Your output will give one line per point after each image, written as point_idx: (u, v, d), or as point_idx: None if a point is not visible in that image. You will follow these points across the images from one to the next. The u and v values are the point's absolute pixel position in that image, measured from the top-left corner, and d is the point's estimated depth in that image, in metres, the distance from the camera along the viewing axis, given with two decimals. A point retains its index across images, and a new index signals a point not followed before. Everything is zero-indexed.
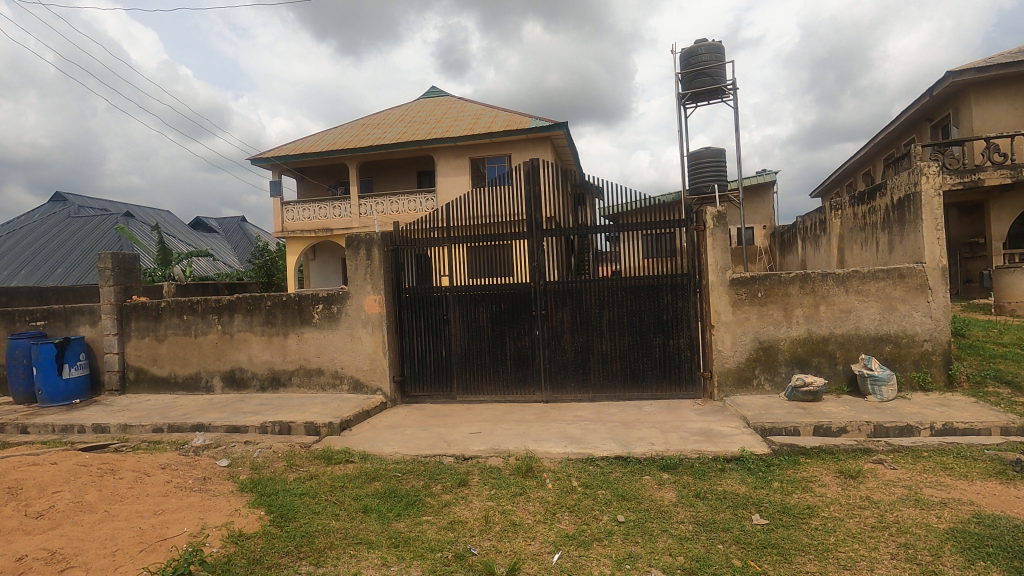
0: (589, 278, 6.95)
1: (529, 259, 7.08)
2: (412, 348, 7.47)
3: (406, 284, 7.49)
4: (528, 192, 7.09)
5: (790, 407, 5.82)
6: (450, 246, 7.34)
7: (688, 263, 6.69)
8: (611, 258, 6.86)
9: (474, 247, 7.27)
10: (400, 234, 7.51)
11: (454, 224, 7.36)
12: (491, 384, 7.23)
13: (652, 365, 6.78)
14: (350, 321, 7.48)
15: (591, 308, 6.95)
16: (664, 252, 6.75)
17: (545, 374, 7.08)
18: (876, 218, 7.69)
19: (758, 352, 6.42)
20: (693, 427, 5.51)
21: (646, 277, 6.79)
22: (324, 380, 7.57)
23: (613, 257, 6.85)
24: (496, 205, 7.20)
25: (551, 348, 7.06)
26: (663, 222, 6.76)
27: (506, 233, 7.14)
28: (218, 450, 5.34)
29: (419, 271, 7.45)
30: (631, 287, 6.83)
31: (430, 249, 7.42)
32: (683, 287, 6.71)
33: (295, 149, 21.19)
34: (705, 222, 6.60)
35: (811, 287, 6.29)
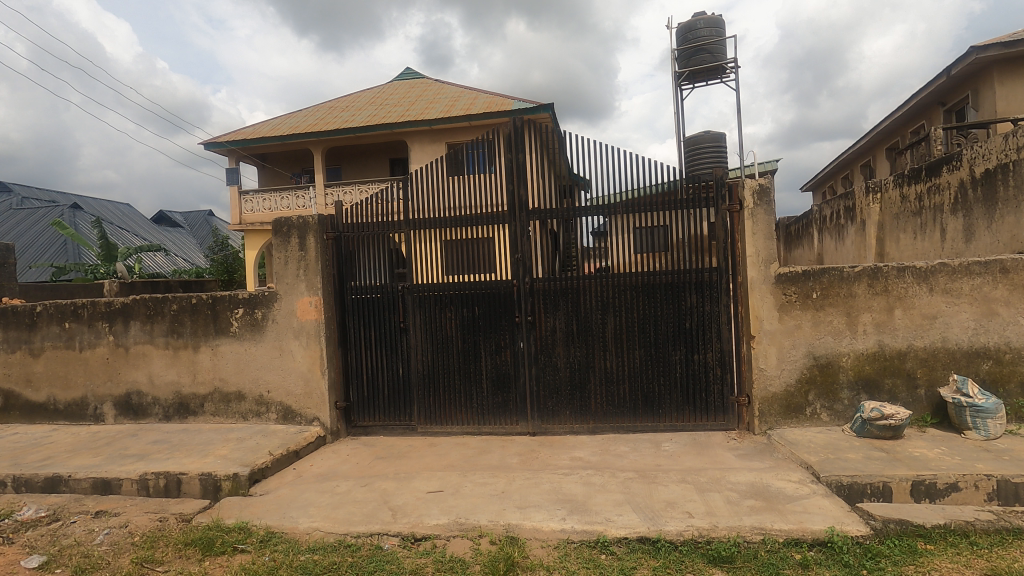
0: (590, 274, 5.33)
1: (511, 250, 5.46)
2: (360, 365, 5.79)
3: (352, 283, 5.79)
4: (510, 160, 5.47)
5: (866, 449, 4.27)
6: (408, 233, 5.68)
7: (718, 255, 5.11)
8: (618, 249, 5.25)
9: (440, 234, 5.63)
10: (346, 217, 5.82)
11: (414, 203, 5.70)
12: (462, 411, 5.60)
13: (671, 388, 5.21)
14: (278, 331, 5.76)
15: (592, 313, 5.33)
16: (688, 240, 5.14)
17: (532, 400, 5.45)
18: (941, 199, 6.19)
19: (812, 372, 4.87)
20: (739, 482, 3.94)
21: (663, 273, 5.19)
22: (245, 408, 5.83)
23: (621, 248, 5.24)
24: (469, 178, 5.56)
25: (539, 366, 5.43)
26: (686, 201, 5.16)
27: (480, 215, 5.51)
28: (49, 529, 3.63)
29: (371, 265, 5.75)
30: (643, 286, 5.23)
31: (385, 238, 5.75)
32: (711, 285, 5.14)
33: (253, 133, 19.23)
34: (741, 201, 5.01)
35: (882, 285, 4.76)
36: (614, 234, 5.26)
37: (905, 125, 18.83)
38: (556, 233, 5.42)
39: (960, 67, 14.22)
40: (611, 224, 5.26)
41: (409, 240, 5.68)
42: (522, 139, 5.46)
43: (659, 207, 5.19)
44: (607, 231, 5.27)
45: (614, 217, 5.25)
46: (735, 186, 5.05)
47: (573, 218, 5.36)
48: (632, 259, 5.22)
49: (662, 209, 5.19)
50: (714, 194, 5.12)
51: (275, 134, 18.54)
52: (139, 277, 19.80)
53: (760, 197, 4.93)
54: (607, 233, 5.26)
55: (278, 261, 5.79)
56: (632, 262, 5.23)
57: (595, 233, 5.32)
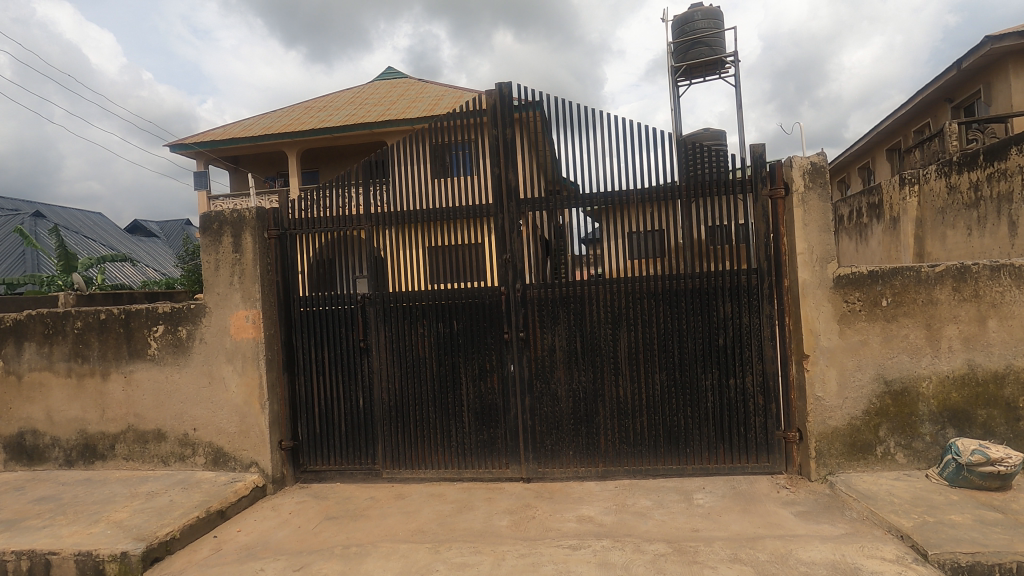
0: (597, 279, 4.25)
1: (498, 249, 4.37)
2: (311, 394, 4.64)
3: (301, 291, 4.66)
4: (497, 136, 4.39)
5: (972, 507, 3.22)
6: (370, 229, 4.57)
7: (759, 254, 4.06)
8: (624, 249, 4.19)
9: (408, 229, 4.52)
10: (291, 210, 4.69)
11: (377, 190, 4.59)
12: (438, 452, 4.48)
13: (700, 421, 4.14)
14: (207, 354, 4.60)
15: (600, 327, 4.25)
16: (720, 235, 4.08)
17: (525, 437, 4.34)
18: (1010, 187, 5.20)
19: (883, 402, 3.81)
20: (815, 563, 2.85)
21: (690, 276, 4.14)
22: (166, 451, 4.65)
23: (629, 248, 4.18)
24: (447, 157, 4.49)
25: (535, 395, 4.32)
26: (717, 184, 4.11)
27: (460, 206, 4.43)
28: None
29: (325, 269, 4.62)
30: (664, 293, 4.17)
31: (340, 234, 4.62)
32: (750, 292, 4.09)
33: (223, 134, 18.02)
34: (789, 184, 3.97)
35: (972, 289, 3.72)
36: (620, 230, 4.20)
37: (908, 125, 18.09)
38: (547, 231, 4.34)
39: (971, 61, 13.45)
40: (616, 220, 4.21)
41: (372, 238, 4.58)
42: (512, 110, 4.39)
43: (682, 192, 4.14)
44: (609, 227, 4.21)
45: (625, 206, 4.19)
46: (780, 165, 4.00)
47: (570, 207, 4.29)
48: (643, 261, 4.15)
49: (686, 195, 4.14)
50: (752, 177, 4.07)
51: (247, 135, 17.36)
52: (99, 288, 18.33)
53: (813, 179, 3.89)
54: (610, 228, 4.20)
55: (206, 267, 4.63)
56: (641, 264, 4.16)
57: (598, 227, 4.25)
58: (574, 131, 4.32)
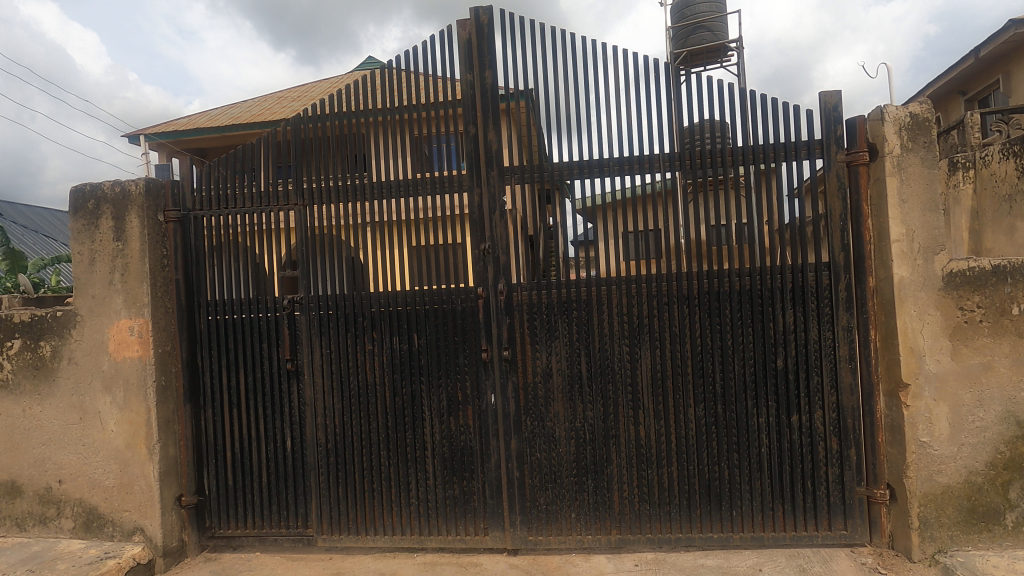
0: (609, 277, 3.10)
1: (474, 236, 3.21)
2: (221, 433, 3.44)
3: (212, 293, 3.47)
4: (473, 82, 3.23)
5: None
6: (304, 210, 3.39)
7: (832, 242, 2.96)
8: (617, 247, 3.09)
9: (353, 210, 3.35)
10: (202, 184, 3.52)
11: (309, 158, 3.42)
12: (392, 512, 3.30)
13: (750, 472, 3.03)
14: (77, 379, 3.37)
15: (612, 343, 3.10)
16: (777, 218, 2.99)
17: (510, 494, 3.18)
18: None
19: (1014, 451, 2.70)
20: None
21: (735, 274, 3.03)
22: (22, 511, 3.42)
23: (623, 248, 3.07)
24: (408, 114, 3.33)
25: (523, 437, 3.17)
26: (773, 147, 3.02)
27: (424, 179, 3.28)
28: None
29: (246, 264, 3.45)
30: (700, 297, 3.05)
31: (262, 216, 3.44)
32: (819, 295, 2.98)
33: (186, 124, 16.68)
34: (878, 144, 2.85)
35: None
36: (612, 225, 3.07)
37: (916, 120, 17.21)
38: (529, 222, 3.15)
39: (991, 48, 12.54)
40: (617, 206, 3.06)
41: (303, 223, 3.40)
42: (494, 47, 3.24)
43: (725, 159, 3.05)
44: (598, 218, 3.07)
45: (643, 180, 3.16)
46: (862, 119, 2.89)
47: (564, 182, 3.16)
48: (644, 262, 3.07)
49: (730, 163, 3.05)
50: (823, 139, 2.97)
51: (212, 125, 16.02)
52: (51, 291, 16.76)
53: (913, 137, 2.78)
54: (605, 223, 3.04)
55: (78, 260, 3.40)
56: (640, 265, 3.08)
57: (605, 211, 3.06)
58: (562, 93, 3.36)
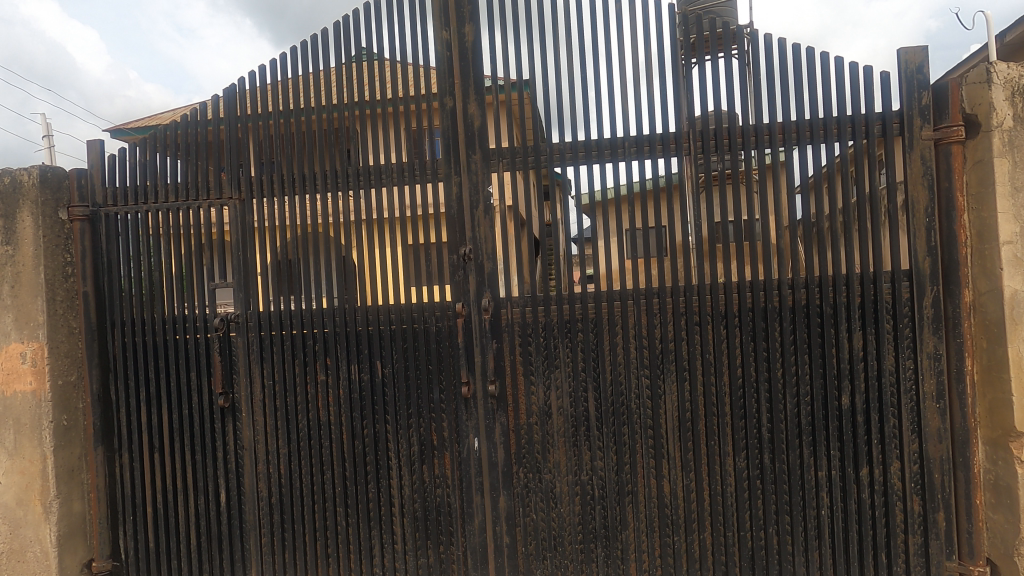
0: (623, 290, 2.42)
1: (451, 238, 2.52)
2: (140, 484, 2.77)
3: (128, 309, 2.80)
4: (450, 42, 2.55)
5: None
6: (241, 205, 2.72)
7: (914, 244, 2.28)
8: (613, 245, 2.46)
9: (302, 204, 2.68)
10: (114, 173, 2.83)
11: (246, 139, 2.74)
12: None
13: (805, 540, 2.36)
14: None
15: (627, 374, 2.43)
16: (839, 214, 2.33)
17: (499, 565, 2.50)
18: None
19: None
20: None
21: (784, 285, 2.36)
22: None
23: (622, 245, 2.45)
24: (368, 83, 2.63)
25: (515, 492, 2.50)
26: (837, 121, 2.37)
27: (389, 165, 2.62)
28: None
29: (169, 273, 2.77)
30: (741, 315, 2.38)
31: (190, 213, 2.77)
32: (897, 312, 2.30)
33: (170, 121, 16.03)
34: (978, 114, 2.18)
35: None
36: (611, 224, 2.44)
37: None
38: (514, 219, 2.49)
39: None
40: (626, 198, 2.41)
41: (240, 222, 2.73)
42: None
43: (775, 138, 2.40)
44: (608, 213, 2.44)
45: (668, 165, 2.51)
46: (955, 83, 2.23)
47: (553, 167, 2.50)
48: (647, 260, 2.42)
49: (778, 144, 2.38)
50: (904, 108, 2.30)
51: None
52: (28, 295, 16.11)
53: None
54: (605, 218, 2.41)
55: None
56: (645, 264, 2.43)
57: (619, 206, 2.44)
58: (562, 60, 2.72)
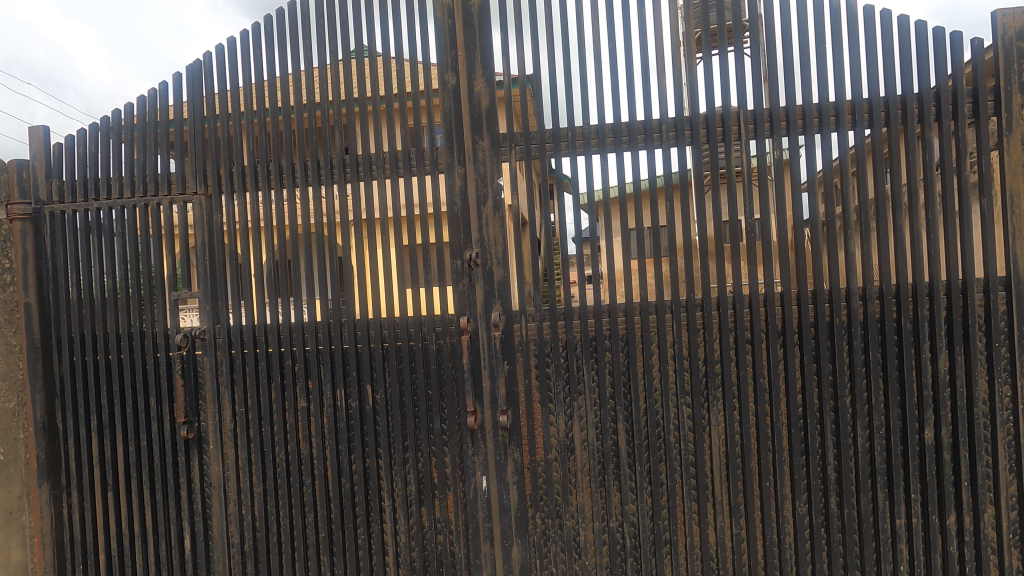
0: (659, 301, 2.03)
1: (454, 240, 2.12)
2: (92, 528, 2.38)
3: (76, 323, 2.40)
4: (451, 8, 2.15)
5: None
6: (209, 203, 2.33)
7: (1015, 247, 1.89)
8: (643, 246, 2.09)
9: (279, 201, 2.30)
10: (61, 164, 2.43)
11: (213, 126, 2.35)
12: None
13: None
14: None
15: (665, 401, 2.04)
16: (919, 212, 1.95)
17: None
18: None
19: None
20: None
21: (855, 297, 1.96)
22: None
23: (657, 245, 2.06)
24: (356, 60, 2.26)
25: (531, 541, 2.11)
26: (918, 100, 1.98)
27: (380, 155, 2.23)
28: None
29: (123, 281, 2.38)
30: (801, 332, 1.99)
31: (149, 212, 2.37)
32: (993, 329, 1.91)
33: None
34: None
35: None
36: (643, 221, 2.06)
37: None
38: (530, 217, 2.10)
39: None
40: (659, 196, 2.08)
41: (207, 221, 2.33)
42: None
43: (841, 121, 2.02)
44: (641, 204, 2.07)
45: (712, 152, 2.11)
46: None
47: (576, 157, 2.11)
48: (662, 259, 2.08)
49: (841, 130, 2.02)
50: (1001, 81, 1.90)
51: None
52: None
53: None
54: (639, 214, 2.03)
55: None
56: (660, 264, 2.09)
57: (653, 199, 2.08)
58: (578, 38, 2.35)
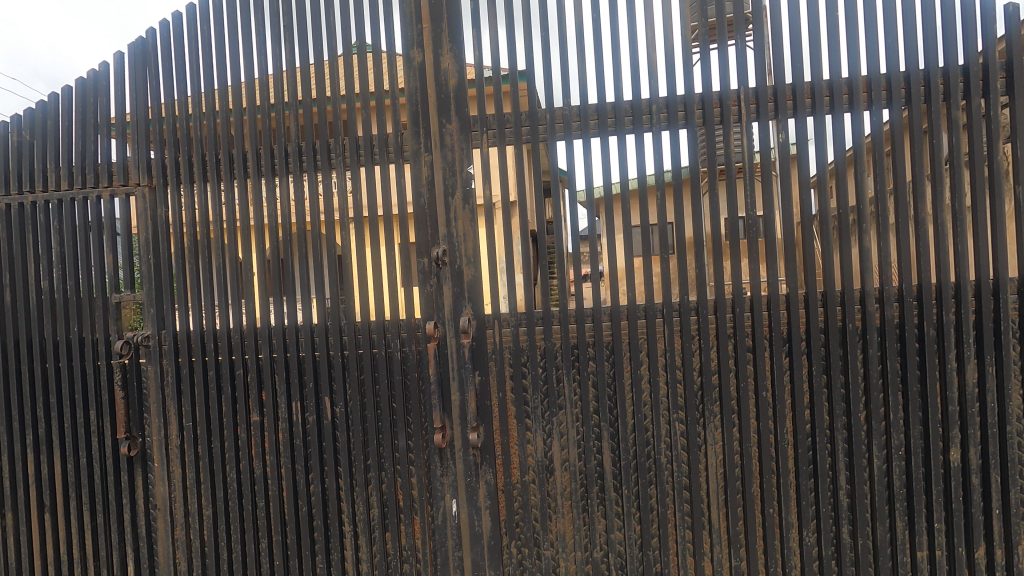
0: (648, 305, 1.80)
1: (419, 237, 1.89)
2: (28, 553, 2.17)
3: (10, 329, 2.18)
4: None
5: None
6: (152, 196, 2.11)
7: None
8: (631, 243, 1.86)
9: (228, 193, 2.07)
10: None
11: (153, 109, 2.11)
12: None
13: None
14: None
15: (656, 417, 1.81)
16: (943, 203, 1.72)
17: None
18: None
19: None
20: None
21: (870, 300, 1.73)
22: None
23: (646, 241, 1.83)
24: (313, 38, 2.04)
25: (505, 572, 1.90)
26: (942, 77, 1.74)
27: (339, 142, 2.01)
28: None
29: (59, 282, 2.16)
30: (809, 339, 1.76)
31: (88, 206, 2.15)
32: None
33: None
34: None
35: None
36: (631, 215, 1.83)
37: None
38: (504, 210, 1.88)
39: None
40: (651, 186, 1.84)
41: (150, 216, 2.11)
42: None
43: (853, 101, 1.79)
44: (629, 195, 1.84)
45: (710, 137, 1.87)
46: None
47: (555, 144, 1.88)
48: (655, 258, 1.83)
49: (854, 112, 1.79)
50: None
51: None
52: None
53: None
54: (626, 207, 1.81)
55: None
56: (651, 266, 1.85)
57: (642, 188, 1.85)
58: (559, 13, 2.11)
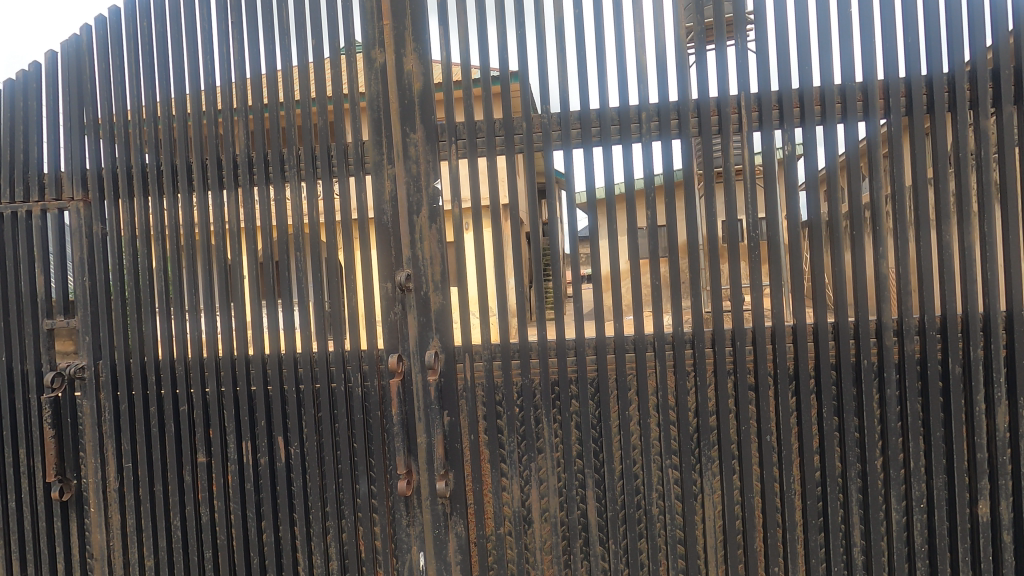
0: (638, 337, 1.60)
1: (381, 260, 1.68)
2: None
3: None
4: None
5: None
6: (88, 212, 1.90)
7: None
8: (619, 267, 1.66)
9: (170, 209, 1.86)
10: None
11: (91, 117, 1.91)
12: None
13: None
14: None
15: (646, 463, 1.62)
16: (971, 224, 1.52)
17: None
18: None
19: None
20: None
21: (888, 334, 1.53)
22: None
23: (636, 265, 1.63)
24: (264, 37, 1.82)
25: None
26: (968, 82, 1.54)
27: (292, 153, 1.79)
28: None
29: None
30: (819, 377, 1.56)
31: (18, 222, 1.94)
32: None
33: None
34: None
35: None
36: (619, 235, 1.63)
37: None
38: (477, 229, 1.67)
39: None
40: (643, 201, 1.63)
41: (86, 234, 1.90)
42: None
43: (868, 108, 1.58)
44: (616, 213, 1.64)
45: (706, 147, 1.67)
46: None
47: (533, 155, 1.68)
48: (646, 284, 1.63)
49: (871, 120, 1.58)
50: None
51: None
52: None
53: None
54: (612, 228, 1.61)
55: None
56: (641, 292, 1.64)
57: (631, 205, 1.64)
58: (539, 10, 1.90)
